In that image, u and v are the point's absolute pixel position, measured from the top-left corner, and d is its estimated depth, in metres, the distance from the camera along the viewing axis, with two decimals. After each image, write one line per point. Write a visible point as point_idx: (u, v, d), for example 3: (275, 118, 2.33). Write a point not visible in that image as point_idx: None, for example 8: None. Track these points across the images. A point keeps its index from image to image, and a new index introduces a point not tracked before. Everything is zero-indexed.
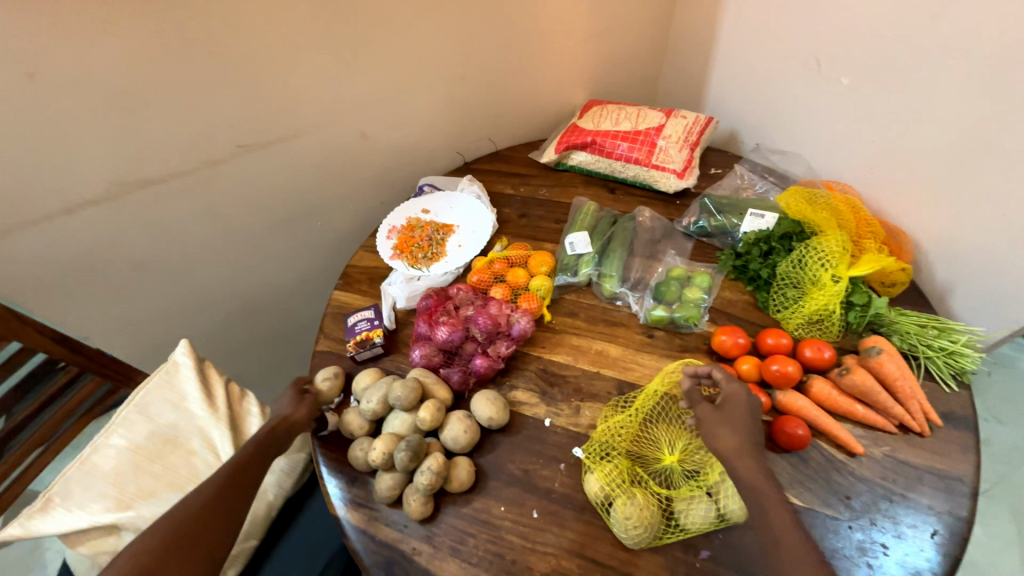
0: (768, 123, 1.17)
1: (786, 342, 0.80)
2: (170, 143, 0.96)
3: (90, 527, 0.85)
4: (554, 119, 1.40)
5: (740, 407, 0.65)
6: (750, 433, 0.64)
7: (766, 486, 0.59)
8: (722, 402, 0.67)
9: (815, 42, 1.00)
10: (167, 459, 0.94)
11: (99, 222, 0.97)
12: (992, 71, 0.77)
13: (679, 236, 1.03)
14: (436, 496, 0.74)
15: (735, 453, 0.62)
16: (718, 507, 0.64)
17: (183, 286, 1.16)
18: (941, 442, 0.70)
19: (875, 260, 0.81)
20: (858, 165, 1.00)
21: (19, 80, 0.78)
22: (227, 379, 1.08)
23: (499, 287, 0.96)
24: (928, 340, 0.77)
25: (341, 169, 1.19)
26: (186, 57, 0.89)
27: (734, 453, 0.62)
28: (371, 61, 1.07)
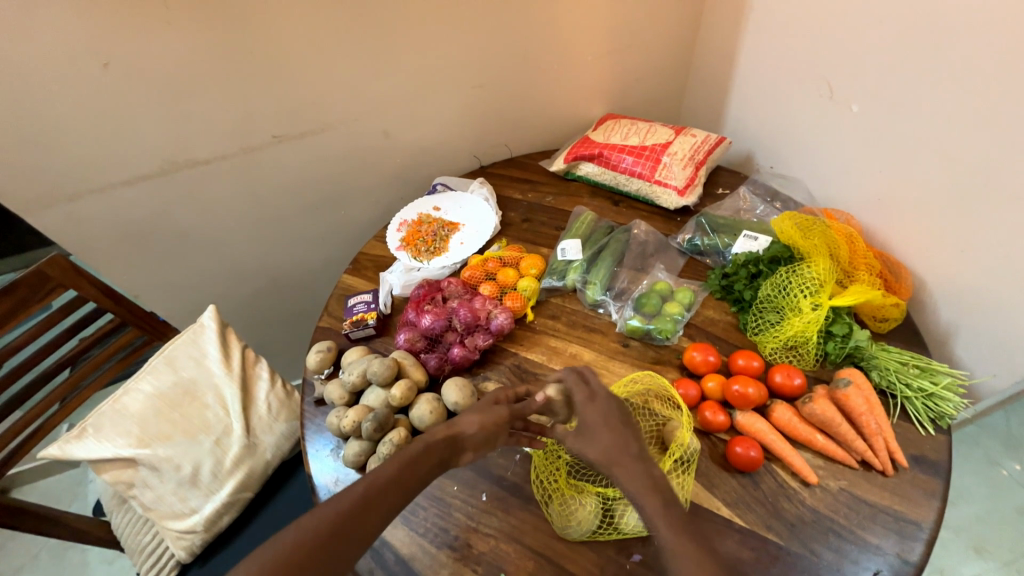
0: (780, 147, 1.16)
1: (757, 365, 0.79)
2: (216, 129, 1.09)
3: (113, 457, 0.97)
4: (572, 131, 1.44)
5: (592, 416, 0.67)
6: (615, 436, 0.65)
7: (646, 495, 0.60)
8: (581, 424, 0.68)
9: (830, 67, 0.99)
10: (184, 408, 1.05)
11: (151, 193, 1.12)
12: (1013, 104, 0.73)
13: (673, 252, 1.04)
14: (398, 469, 0.79)
15: (607, 464, 0.64)
16: None
17: (219, 258, 1.30)
18: (905, 484, 0.68)
19: (861, 291, 0.79)
20: (869, 195, 0.97)
21: (97, 70, 0.93)
22: (244, 345, 1.20)
23: (488, 284, 1.01)
24: (908, 380, 0.74)
25: (365, 164, 1.29)
26: (235, 55, 1.02)
27: (606, 463, 0.64)
28: (398, 66, 1.16)
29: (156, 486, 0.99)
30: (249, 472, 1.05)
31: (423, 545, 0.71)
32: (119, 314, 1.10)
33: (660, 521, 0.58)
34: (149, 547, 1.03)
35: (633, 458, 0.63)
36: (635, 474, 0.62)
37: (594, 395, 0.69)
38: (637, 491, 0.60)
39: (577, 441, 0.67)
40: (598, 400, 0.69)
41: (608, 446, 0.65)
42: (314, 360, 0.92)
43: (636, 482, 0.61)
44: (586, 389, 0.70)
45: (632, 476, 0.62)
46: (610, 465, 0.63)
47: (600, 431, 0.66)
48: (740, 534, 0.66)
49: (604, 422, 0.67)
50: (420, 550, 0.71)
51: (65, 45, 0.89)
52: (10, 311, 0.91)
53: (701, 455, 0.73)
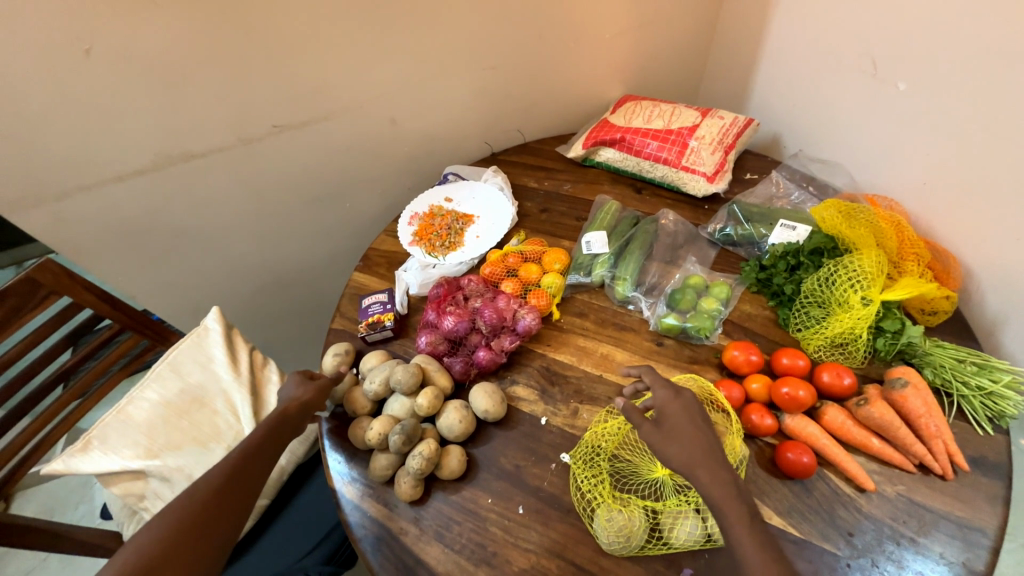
0: (813, 129, 1.10)
1: (803, 364, 0.75)
2: (211, 120, 1.01)
3: (121, 470, 0.93)
4: (587, 114, 1.37)
5: (676, 413, 0.62)
6: (700, 438, 0.60)
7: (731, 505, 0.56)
8: (661, 418, 0.63)
9: (874, 43, 0.92)
10: (193, 416, 1.00)
11: (145, 190, 1.05)
12: None
13: (703, 243, 0.99)
14: (428, 481, 0.76)
15: (689, 465, 0.58)
16: (705, 524, 0.63)
17: (219, 256, 1.23)
18: (965, 488, 0.65)
19: (914, 284, 0.74)
20: (912, 180, 0.92)
21: (78, 56, 0.85)
22: (252, 347, 1.14)
23: (510, 281, 0.95)
24: (965, 377, 0.71)
25: (370, 153, 1.21)
26: (228, 38, 0.93)
27: (688, 466, 0.58)
28: (404, 47, 1.07)
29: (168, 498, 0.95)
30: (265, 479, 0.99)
31: (459, 562, 0.68)
32: (117, 320, 1.04)
33: (745, 533, 0.54)
34: None
35: (721, 463, 0.58)
36: (721, 480, 0.57)
37: (675, 391, 0.64)
38: (722, 500, 0.56)
39: (656, 433, 0.61)
40: (685, 398, 0.64)
41: (692, 448, 0.59)
42: (330, 368, 0.87)
43: (721, 488, 0.57)
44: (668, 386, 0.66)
45: (717, 482, 0.57)
46: (693, 468, 0.58)
47: (680, 431, 0.61)
48: (796, 546, 0.62)
49: (690, 422, 0.62)
50: (457, 567, 0.67)
51: (40, 29, 0.80)
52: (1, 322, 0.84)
53: (749, 462, 0.70)
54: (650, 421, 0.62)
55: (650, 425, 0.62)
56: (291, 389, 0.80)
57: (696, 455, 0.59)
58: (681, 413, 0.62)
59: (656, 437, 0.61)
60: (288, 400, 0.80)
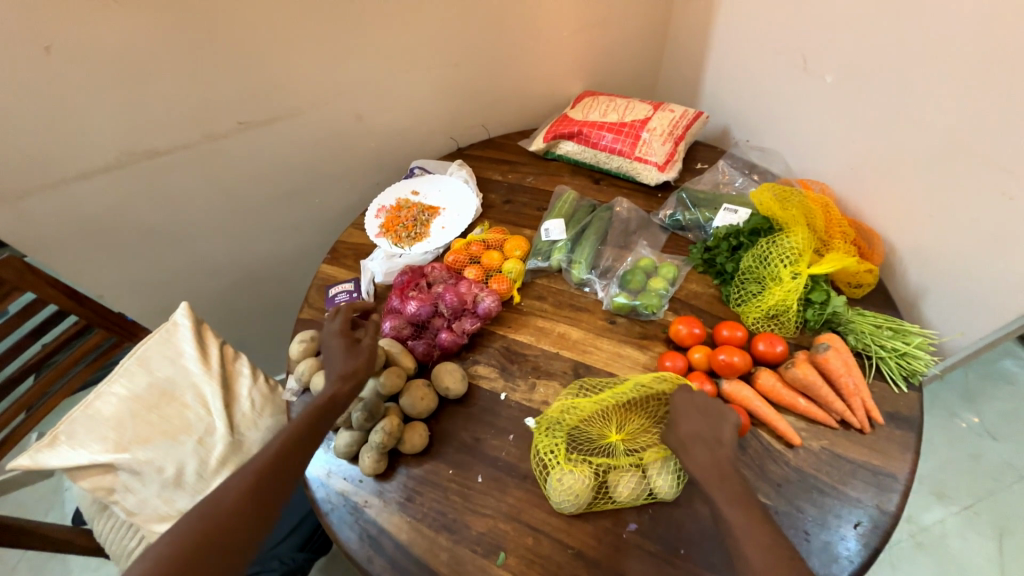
0: (756, 121, 1.18)
1: (740, 335, 0.81)
2: (174, 117, 1.03)
3: (89, 464, 0.93)
4: (549, 110, 1.42)
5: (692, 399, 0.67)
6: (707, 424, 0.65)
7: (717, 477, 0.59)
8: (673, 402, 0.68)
9: (803, 39, 0.99)
10: (162, 409, 1.01)
11: (109, 188, 1.06)
12: (984, 70, 0.75)
13: (655, 228, 1.05)
14: (392, 456, 0.79)
15: (683, 446, 0.63)
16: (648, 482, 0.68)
17: (188, 253, 1.24)
18: (881, 439, 0.71)
19: (838, 258, 0.81)
20: (841, 166, 1.00)
21: (38, 53, 0.86)
22: (222, 341, 1.16)
23: (473, 268, 1.00)
24: (882, 341, 0.78)
25: (337, 149, 1.24)
26: (188, 34, 0.95)
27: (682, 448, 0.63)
28: (366, 44, 1.11)
29: (138, 490, 0.96)
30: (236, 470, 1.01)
31: (420, 529, 0.71)
32: (83, 317, 1.04)
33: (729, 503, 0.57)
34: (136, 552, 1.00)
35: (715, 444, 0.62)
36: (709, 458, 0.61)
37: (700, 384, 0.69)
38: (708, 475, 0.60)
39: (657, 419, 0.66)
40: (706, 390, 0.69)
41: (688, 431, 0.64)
42: (296, 351, 0.90)
43: (698, 464, 0.61)
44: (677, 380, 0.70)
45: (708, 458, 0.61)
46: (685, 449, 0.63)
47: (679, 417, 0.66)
48: None
49: (689, 409, 0.66)
50: (419, 534, 0.71)
51: None
52: None
53: None
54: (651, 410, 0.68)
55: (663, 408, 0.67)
56: (341, 364, 0.75)
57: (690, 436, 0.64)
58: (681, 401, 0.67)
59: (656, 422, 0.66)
60: (339, 377, 0.74)
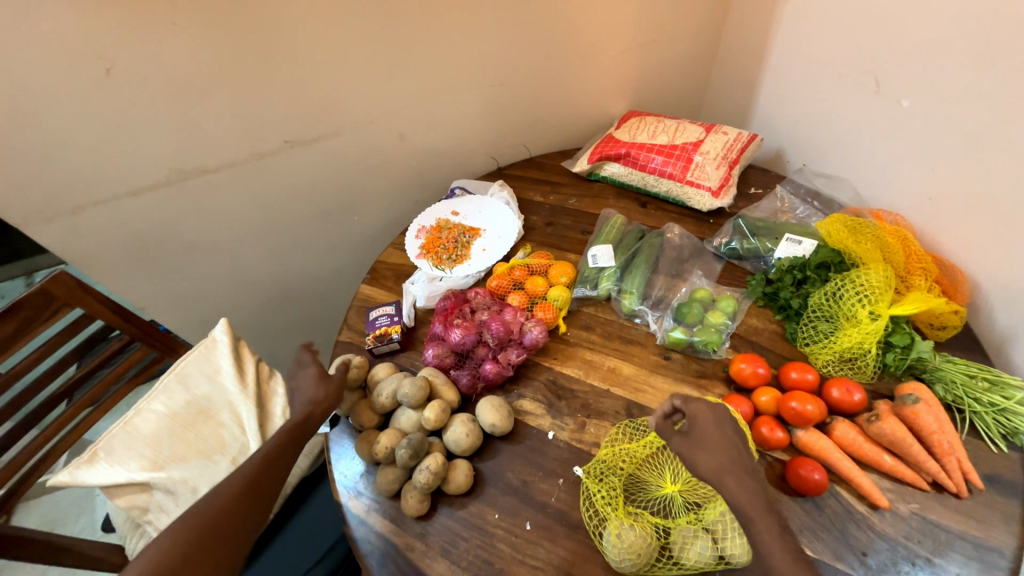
0: (817, 145, 1.11)
1: (811, 378, 0.75)
2: (223, 135, 1.03)
3: (127, 482, 0.93)
4: (591, 129, 1.39)
5: (707, 424, 0.62)
6: (730, 447, 0.61)
7: (762, 514, 0.56)
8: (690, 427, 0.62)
9: (876, 60, 0.93)
10: (199, 428, 1.01)
11: (158, 204, 1.07)
12: None
13: (709, 256, 0.99)
14: (434, 496, 0.75)
15: (718, 473, 0.59)
16: (716, 545, 0.62)
17: (227, 268, 1.25)
18: (979, 506, 0.64)
19: (923, 299, 0.74)
20: (916, 196, 0.93)
21: (98, 74, 0.87)
22: (258, 359, 1.15)
23: (517, 294, 0.96)
24: (977, 394, 0.70)
25: (378, 168, 1.24)
26: (240, 55, 0.95)
27: (716, 475, 0.59)
28: (412, 63, 1.09)
29: (171, 511, 0.95)
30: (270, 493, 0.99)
31: None
32: (128, 332, 1.05)
33: (771, 537, 0.55)
34: None
35: (748, 472, 0.59)
36: (747, 486, 0.58)
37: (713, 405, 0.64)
38: (750, 508, 0.57)
39: (685, 442, 0.62)
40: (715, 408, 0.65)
41: (719, 458, 0.60)
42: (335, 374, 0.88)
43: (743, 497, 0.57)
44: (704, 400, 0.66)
45: (744, 489, 0.57)
46: (722, 475, 0.59)
47: (707, 441, 0.61)
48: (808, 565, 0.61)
49: (718, 430, 0.62)
50: None
51: (62, 49, 0.83)
52: (12, 336, 0.85)
53: (758, 477, 0.69)
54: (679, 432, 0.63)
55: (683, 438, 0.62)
56: (312, 391, 0.79)
57: (724, 462, 0.60)
58: (710, 424, 0.63)
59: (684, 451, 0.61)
60: (307, 403, 0.78)
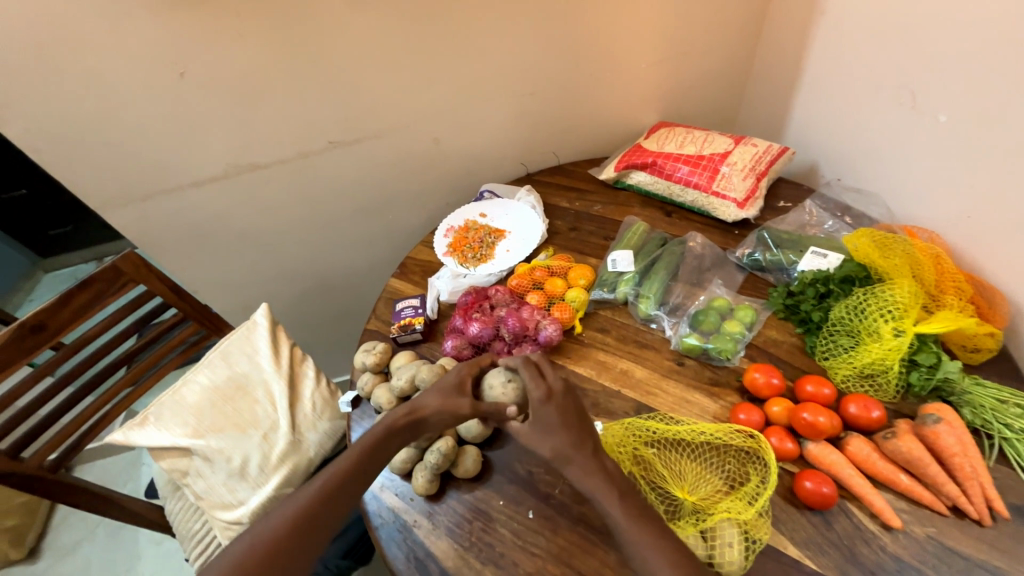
0: (851, 160, 1.09)
1: (827, 393, 0.74)
2: (275, 135, 1.13)
3: (171, 446, 1.01)
4: (621, 139, 1.41)
5: (548, 414, 0.67)
6: (572, 439, 0.66)
7: (603, 493, 0.63)
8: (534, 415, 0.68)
9: (913, 74, 0.91)
10: (237, 402, 1.09)
11: (216, 195, 1.17)
12: None
13: (731, 267, 0.99)
14: (444, 478, 0.79)
15: (561, 459, 0.66)
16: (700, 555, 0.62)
17: (271, 258, 1.35)
18: (1004, 536, 0.61)
19: (952, 318, 0.72)
20: (953, 214, 0.90)
21: (172, 78, 0.99)
22: (293, 343, 1.23)
23: (536, 293, 0.99)
24: (1008, 419, 0.67)
25: (414, 170, 1.31)
26: (294, 62, 1.04)
27: (560, 459, 0.66)
28: (449, 72, 1.16)
29: (207, 476, 1.02)
30: (293, 468, 1.05)
31: (467, 559, 0.70)
32: (182, 310, 1.16)
33: (619, 514, 0.62)
34: (199, 535, 1.06)
35: (592, 459, 0.65)
36: (591, 473, 0.65)
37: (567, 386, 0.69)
38: (592, 489, 0.64)
39: (531, 432, 0.68)
40: (558, 398, 0.68)
41: (559, 444, 0.66)
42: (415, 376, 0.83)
43: (588, 473, 0.65)
44: (544, 385, 0.69)
45: (587, 476, 0.64)
46: (563, 462, 0.66)
47: (547, 430, 0.67)
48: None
49: (560, 421, 0.67)
50: (464, 564, 0.69)
51: (145, 55, 0.94)
52: (86, 305, 0.96)
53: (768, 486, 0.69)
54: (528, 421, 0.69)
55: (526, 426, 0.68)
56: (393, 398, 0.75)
57: (566, 450, 0.66)
58: (551, 413, 0.67)
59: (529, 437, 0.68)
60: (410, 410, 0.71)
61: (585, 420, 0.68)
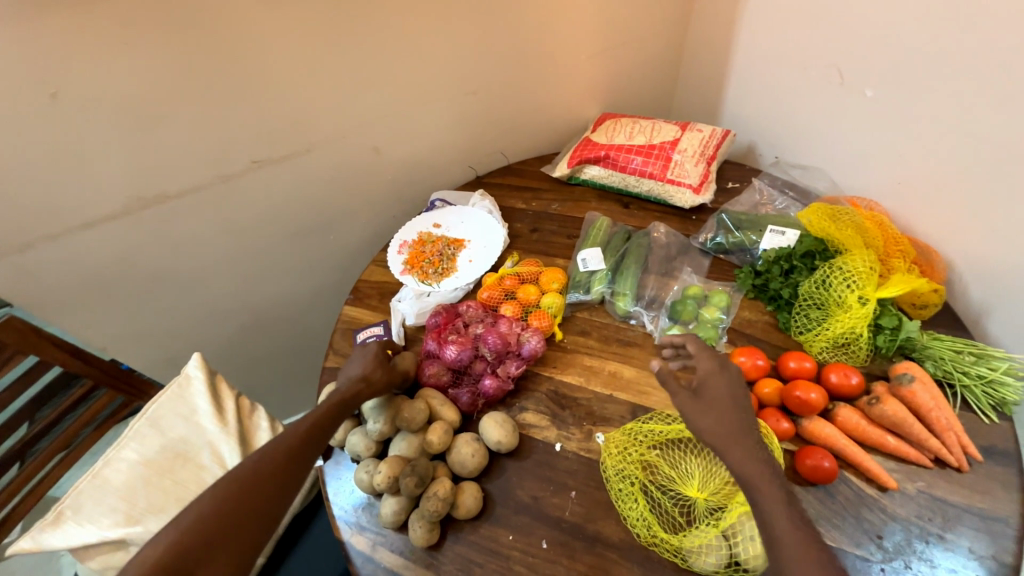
0: (786, 138, 1.15)
1: (810, 366, 0.76)
2: (185, 158, 0.97)
3: (98, 541, 0.85)
4: (567, 133, 1.39)
5: (721, 386, 0.63)
6: (738, 416, 0.60)
7: (763, 480, 0.55)
8: (701, 388, 0.64)
9: (837, 54, 0.97)
10: (177, 474, 0.93)
11: (117, 236, 0.99)
12: None
13: (696, 253, 1.00)
14: (443, 522, 0.71)
15: (722, 440, 0.59)
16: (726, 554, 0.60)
17: (197, 299, 1.17)
18: (980, 477, 0.66)
19: (905, 280, 0.77)
20: (885, 182, 0.97)
21: (41, 100, 0.81)
22: (238, 393, 1.08)
23: (510, 304, 0.94)
24: (965, 367, 0.72)
25: (354, 184, 1.19)
26: (199, 73, 0.90)
27: (719, 439, 0.59)
28: (382, 74, 1.07)
29: None
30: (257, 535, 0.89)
31: None
32: (91, 377, 0.97)
33: (775, 507, 0.53)
34: None
35: (756, 444, 0.58)
36: (751, 455, 0.57)
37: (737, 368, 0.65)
38: (752, 477, 0.55)
39: (691, 401, 0.63)
40: (730, 374, 0.65)
41: (725, 420, 0.60)
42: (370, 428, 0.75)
43: (746, 459, 0.57)
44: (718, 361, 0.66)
45: (749, 459, 0.56)
46: (726, 442, 0.58)
47: (716, 407, 0.61)
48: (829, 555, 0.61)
49: (731, 395, 0.62)
50: None
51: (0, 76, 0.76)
52: None
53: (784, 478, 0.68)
54: (688, 392, 0.64)
55: (689, 396, 0.64)
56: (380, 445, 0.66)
57: (728, 430, 0.59)
58: (722, 388, 0.63)
59: (689, 408, 0.63)
60: (361, 379, 0.77)
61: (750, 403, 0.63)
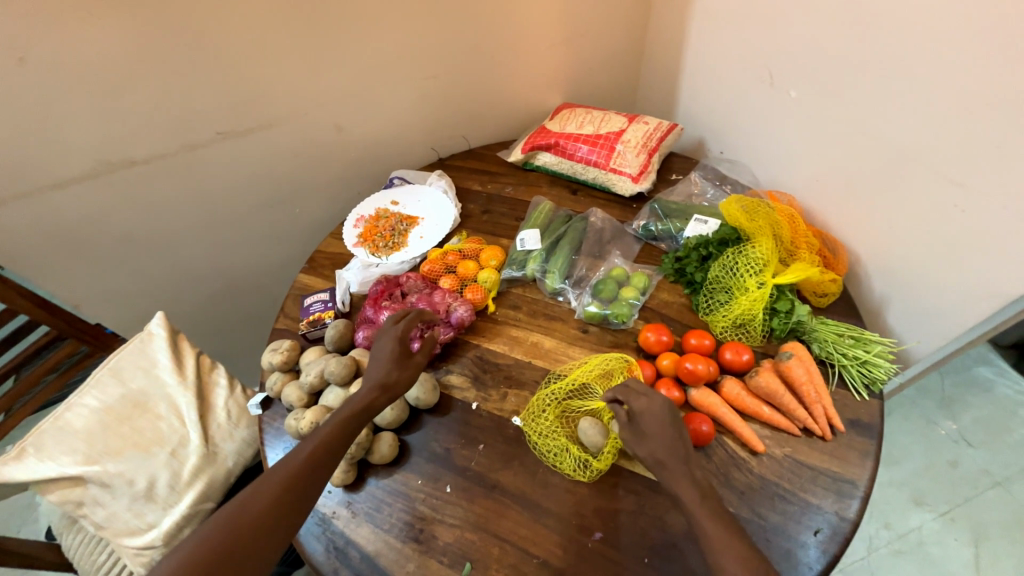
0: (727, 134, 1.20)
1: (708, 344, 0.83)
2: (152, 126, 1.03)
3: (58, 476, 0.90)
4: (529, 120, 1.44)
5: (653, 418, 0.66)
6: (673, 446, 0.64)
7: (695, 502, 0.60)
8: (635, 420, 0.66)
9: (769, 56, 1.02)
10: (135, 421, 0.99)
11: (87, 196, 1.05)
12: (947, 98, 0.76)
13: (628, 238, 1.07)
14: (361, 467, 0.79)
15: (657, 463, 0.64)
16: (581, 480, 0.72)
17: (164, 263, 1.23)
18: (841, 446, 0.73)
19: (802, 269, 0.83)
20: (808, 180, 1.02)
21: (9, 63, 0.86)
22: (199, 352, 1.14)
23: (448, 277, 1.00)
24: (844, 349, 0.80)
25: (317, 159, 1.25)
26: (162, 44, 0.95)
27: (656, 464, 0.64)
28: (343, 55, 1.12)
29: (108, 503, 0.93)
30: (210, 481, 0.98)
31: (387, 540, 0.71)
32: (55, 327, 1.03)
33: (700, 513, 0.59)
34: (106, 566, 0.97)
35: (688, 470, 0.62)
36: (682, 478, 0.62)
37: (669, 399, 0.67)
38: (683, 494, 0.61)
39: (630, 435, 0.66)
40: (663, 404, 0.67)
41: (662, 448, 0.64)
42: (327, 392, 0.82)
43: (678, 479, 0.62)
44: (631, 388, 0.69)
45: (681, 482, 0.62)
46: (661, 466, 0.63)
47: (651, 435, 0.65)
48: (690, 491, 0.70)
49: (663, 426, 0.65)
50: (383, 545, 0.70)
51: None
52: None
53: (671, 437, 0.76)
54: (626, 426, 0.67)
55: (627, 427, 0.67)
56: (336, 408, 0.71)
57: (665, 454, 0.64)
58: (655, 417, 0.66)
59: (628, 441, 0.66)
60: (379, 384, 0.74)
61: (681, 425, 0.66)
